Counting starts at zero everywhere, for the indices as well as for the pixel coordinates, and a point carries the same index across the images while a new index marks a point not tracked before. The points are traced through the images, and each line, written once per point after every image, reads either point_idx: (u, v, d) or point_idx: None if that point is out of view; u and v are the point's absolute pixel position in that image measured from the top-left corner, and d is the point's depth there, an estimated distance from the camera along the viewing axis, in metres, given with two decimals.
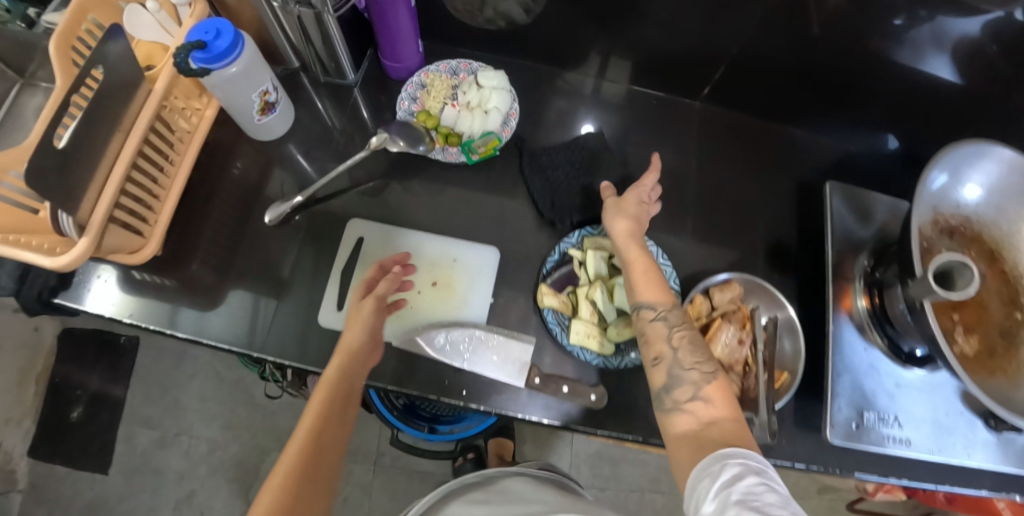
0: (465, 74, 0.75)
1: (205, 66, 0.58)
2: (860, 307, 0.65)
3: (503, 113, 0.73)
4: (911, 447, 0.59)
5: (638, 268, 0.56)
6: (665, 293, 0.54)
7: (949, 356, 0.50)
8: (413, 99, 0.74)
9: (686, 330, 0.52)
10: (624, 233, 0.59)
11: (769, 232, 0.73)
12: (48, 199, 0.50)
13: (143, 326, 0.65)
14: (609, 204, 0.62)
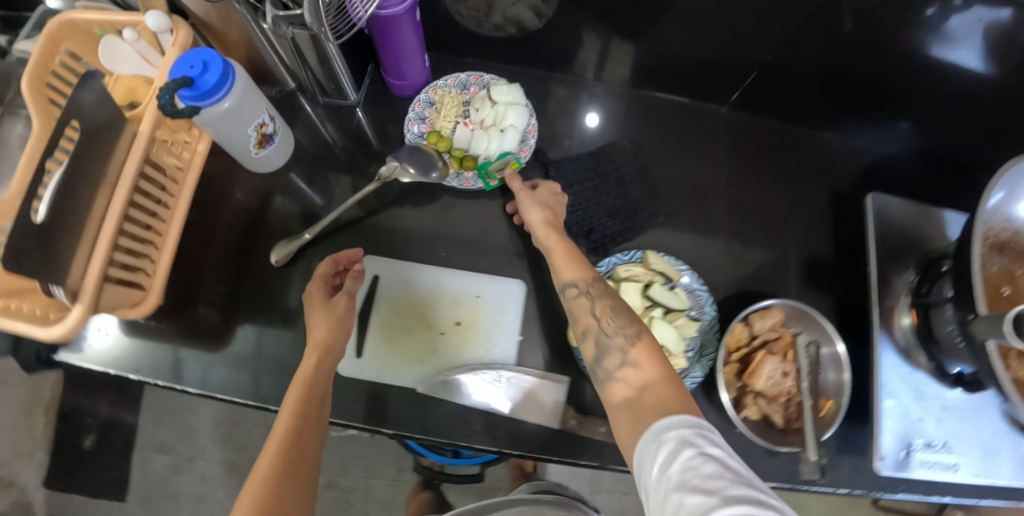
0: (476, 88, 0.70)
1: (193, 105, 0.52)
2: (905, 324, 0.63)
3: (521, 131, 0.67)
4: (962, 472, 0.59)
5: (555, 249, 0.56)
6: (582, 266, 0.54)
7: (1006, 388, 0.49)
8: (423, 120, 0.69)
9: (608, 299, 0.50)
10: (542, 220, 0.59)
11: (804, 247, 0.70)
12: (36, 276, 0.46)
13: (151, 382, 0.61)
14: (523, 193, 0.62)
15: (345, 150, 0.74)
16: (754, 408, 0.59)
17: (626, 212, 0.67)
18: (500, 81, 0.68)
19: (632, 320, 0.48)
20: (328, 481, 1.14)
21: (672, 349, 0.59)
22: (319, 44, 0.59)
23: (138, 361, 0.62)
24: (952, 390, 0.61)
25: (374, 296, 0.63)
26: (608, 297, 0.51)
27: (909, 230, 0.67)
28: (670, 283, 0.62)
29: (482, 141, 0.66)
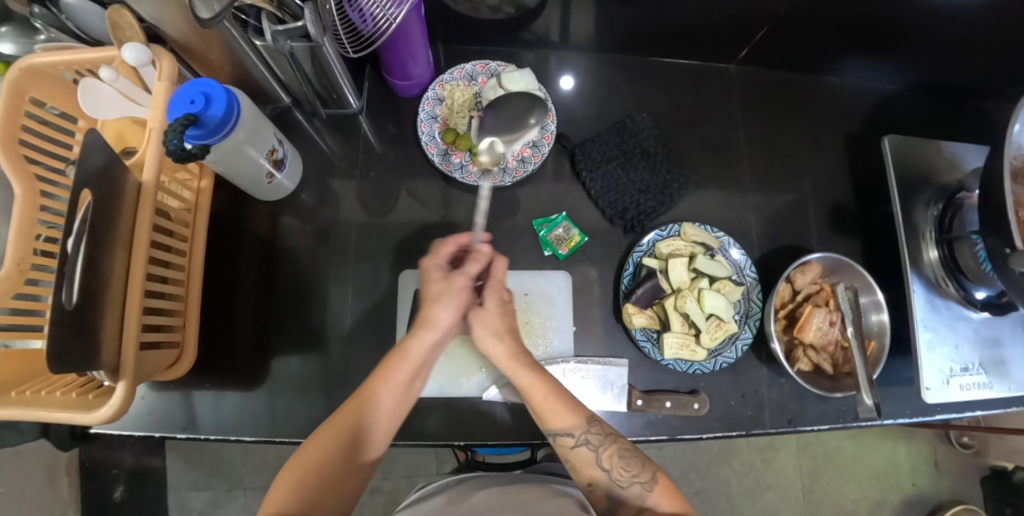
0: (484, 77, 0.69)
1: (201, 144, 0.47)
2: (931, 258, 0.66)
3: (539, 116, 0.65)
4: (996, 388, 0.63)
5: (535, 393, 0.53)
6: (571, 413, 0.53)
7: None
8: (438, 118, 0.67)
9: (612, 446, 0.52)
10: (504, 356, 0.56)
11: (827, 195, 0.71)
12: (77, 365, 0.42)
13: (199, 438, 0.61)
14: (473, 318, 0.57)
15: (352, 163, 0.70)
16: (807, 360, 0.61)
17: (655, 186, 0.67)
18: (509, 69, 0.67)
19: (643, 465, 0.51)
20: (372, 487, 1.14)
21: (723, 316, 0.60)
22: (319, 55, 0.53)
23: (181, 419, 0.61)
24: (979, 313, 0.65)
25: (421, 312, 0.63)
26: (608, 440, 0.53)
27: (924, 166, 0.68)
28: (710, 251, 0.63)
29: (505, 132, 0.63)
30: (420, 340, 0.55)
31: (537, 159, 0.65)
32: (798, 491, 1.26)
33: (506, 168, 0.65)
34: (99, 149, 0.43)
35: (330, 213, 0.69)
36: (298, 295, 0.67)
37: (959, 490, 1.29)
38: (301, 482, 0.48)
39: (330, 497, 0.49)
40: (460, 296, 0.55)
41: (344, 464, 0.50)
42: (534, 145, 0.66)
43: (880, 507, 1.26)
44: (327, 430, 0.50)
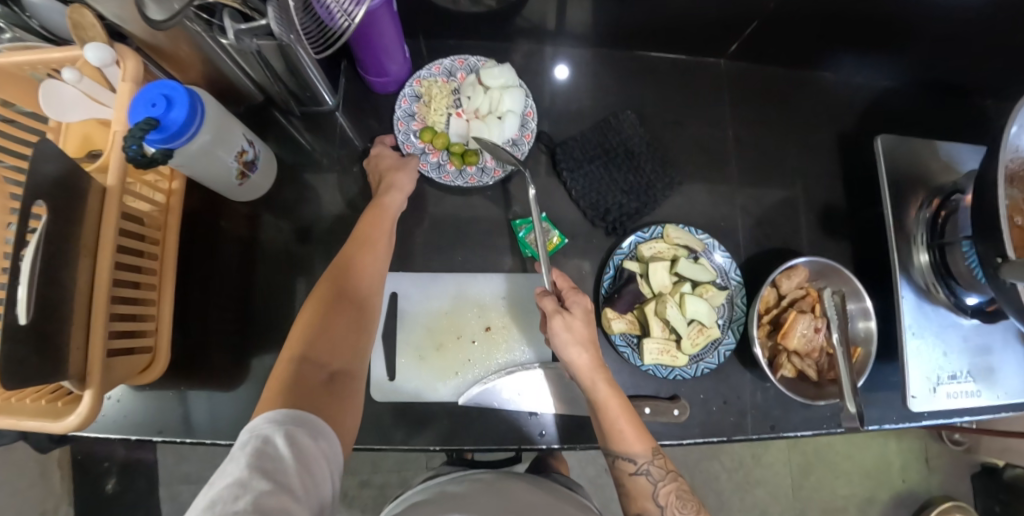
0: (463, 73, 0.66)
1: (164, 148, 0.46)
2: (922, 263, 0.65)
3: (520, 115, 0.64)
4: (984, 396, 0.63)
5: (612, 412, 0.51)
6: (638, 441, 0.51)
7: None
8: (415, 116, 0.65)
9: (673, 483, 0.51)
10: (588, 366, 0.52)
11: (817, 195, 0.69)
12: (36, 378, 0.42)
13: (179, 441, 0.61)
14: (558, 327, 0.53)
15: (331, 161, 0.68)
16: (790, 366, 0.60)
17: (639, 186, 0.65)
18: (488, 64, 0.64)
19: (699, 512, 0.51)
20: (362, 480, 1.14)
21: (706, 321, 0.58)
22: (288, 54, 0.52)
23: (159, 422, 0.61)
24: (970, 319, 0.63)
25: (397, 315, 0.62)
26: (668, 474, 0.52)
27: (917, 167, 0.67)
28: (694, 254, 0.61)
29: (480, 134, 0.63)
30: (391, 204, 0.59)
31: (516, 159, 0.64)
32: (788, 487, 1.26)
33: (483, 168, 0.64)
34: (53, 157, 0.42)
35: (308, 213, 0.67)
36: (275, 296, 0.66)
37: (950, 487, 1.29)
38: (310, 327, 0.50)
39: (342, 344, 0.50)
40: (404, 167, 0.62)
41: (344, 307, 0.52)
42: (513, 143, 0.64)
43: (870, 503, 1.27)
44: (323, 285, 0.53)
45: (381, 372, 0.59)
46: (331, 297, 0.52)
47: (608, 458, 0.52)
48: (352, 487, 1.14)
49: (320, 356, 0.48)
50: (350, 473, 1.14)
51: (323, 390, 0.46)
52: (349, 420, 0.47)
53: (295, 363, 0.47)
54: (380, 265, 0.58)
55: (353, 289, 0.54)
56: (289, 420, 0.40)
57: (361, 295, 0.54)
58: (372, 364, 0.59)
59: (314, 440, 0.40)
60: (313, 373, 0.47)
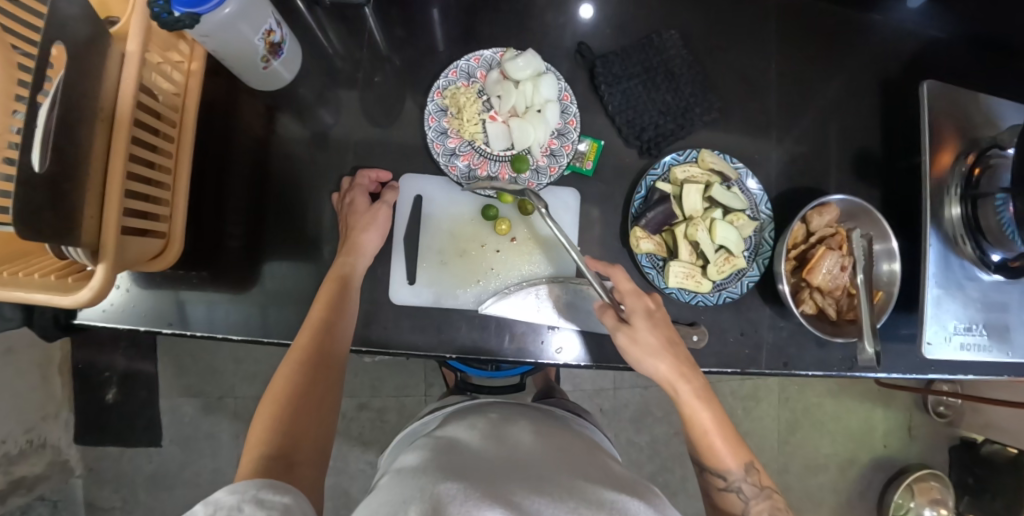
0: (482, 70, 0.62)
1: (190, 12, 0.43)
2: (953, 217, 0.63)
3: (559, 102, 0.61)
4: (995, 352, 0.63)
5: (700, 423, 0.52)
6: (731, 456, 0.51)
7: None
8: (449, 131, 0.61)
9: (764, 502, 0.51)
10: (671, 374, 0.52)
11: (854, 139, 0.67)
12: (45, 241, 0.38)
13: (188, 334, 0.60)
14: (623, 342, 0.53)
15: (355, 64, 0.65)
16: (811, 303, 0.60)
17: (676, 110, 0.63)
18: (509, 55, 0.61)
19: None
20: (361, 403, 1.16)
21: (734, 250, 0.57)
22: None
23: (170, 313, 0.60)
24: (991, 275, 0.63)
25: (421, 222, 0.61)
26: (762, 492, 0.52)
27: (963, 117, 0.64)
28: (727, 182, 0.60)
29: (530, 133, 0.60)
30: (358, 268, 0.57)
31: (569, 150, 0.61)
32: (773, 442, 1.29)
33: (538, 169, 0.62)
34: (85, 19, 0.39)
35: (328, 113, 0.64)
36: (292, 198, 0.63)
37: (927, 455, 1.34)
38: (274, 413, 0.48)
39: (306, 428, 0.48)
40: (378, 232, 0.58)
41: (310, 389, 0.50)
42: (560, 135, 0.61)
43: (850, 464, 1.31)
44: (287, 363, 0.51)
45: (401, 276, 0.59)
46: (296, 378, 0.50)
47: (699, 470, 0.54)
48: (351, 408, 1.16)
49: (284, 440, 0.45)
50: (350, 393, 1.16)
51: (286, 475, 0.42)
52: (315, 494, 0.44)
53: (257, 451, 0.44)
54: (347, 331, 0.54)
55: (316, 366, 0.51)
56: (253, 486, 0.37)
57: (326, 363, 0.51)
58: (394, 267, 0.59)
59: (278, 495, 0.37)
60: (275, 456, 0.43)
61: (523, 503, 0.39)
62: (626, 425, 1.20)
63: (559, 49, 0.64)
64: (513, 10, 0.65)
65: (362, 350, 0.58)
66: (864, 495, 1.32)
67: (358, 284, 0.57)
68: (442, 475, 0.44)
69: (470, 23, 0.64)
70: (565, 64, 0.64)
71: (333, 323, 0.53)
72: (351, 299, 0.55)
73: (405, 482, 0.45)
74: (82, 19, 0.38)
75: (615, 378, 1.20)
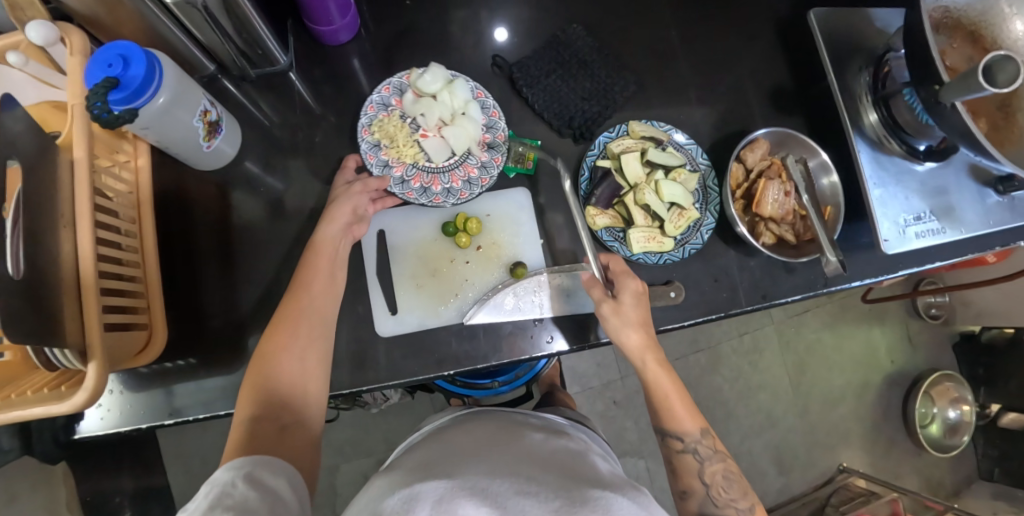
0: (395, 98, 0.66)
1: (129, 108, 0.45)
2: (872, 122, 0.68)
3: (476, 99, 0.65)
4: (948, 233, 0.67)
5: (662, 389, 0.56)
6: (691, 420, 0.56)
7: (985, 144, 0.55)
8: (390, 163, 0.64)
9: (718, 464, 0.55)
10: (640, 348, 0.55)
11: (766, 79, 0.72)
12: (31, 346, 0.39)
13: (191, 419, 0.60)
14: (604, 313, 0.55)
15: (292, 126, 0.67)
16: (769, 233, 0.63)
17: (597, 95, 0.67)
18: (413, 75, 0.65)
19: (744, 494, 0.54)
20: (380, 459, 1.15)
21: (684, 204, 0.61)
22: (234, 7, 0.51)
23: (167, 405, 0.60)
24: (924, 164, 0.68)
25: (388, 254, 0.63)
26: (716, 454, 0.56)
27: (854, 35, 0.70)
28: (661, 145, 0.64)
29: (465, 135, 0.63)
30: (331, 236, 0.57)
31: (502, 137, 0.65)
32: (788, 389, 1.31)
33: (483, 166, 0.65)
34: (30, 133, 0.41)
35: (277, 178, 0.66)
36: (261, 265, 0.65)
37: (935, 360, 1.38)
38: (260, 371, 0.51)
39: (290, 392, 0.51)
40: (349, 215, 0.58)
41: (297, 354, 0.52)
42: (489, 128, 0.65)
43: (865, 389, 1.34)
44: (273, 323, 0.54)
45: (383, 308, 0.61)
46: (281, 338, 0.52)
47: (661, 435, 0.58)
48: (371, 467, 1.14)
49: (269, 402, 0.50)
50: (366, 453, 1.15)
51: (273, 438, 0.47)
52: (307, 458, 0.50)
53: (247, 417, 0.49)
54: (333, 290, 0.56)
55: (298, 327, 0.53)
56: (248, 464, 0.42)
57: (312, 323, 0.54)
58: (374, 302, 0.60)
59: (273, 474, 0.42)
60: (262, 421, 0.48)
61: (509, 505, 0.40)
62: (643, 410, 1.21)
63: (478, 68, 0.69)
64: (428, 42, 0.69)
65: (364, 389, 0.59)
66: (888, 414, 1.34)
67: (340, 250, 0.58)
68: (424, 476, 0.45)
69: (390, 63, 0.68)
70: (487, 78, 0.68)
71: (311, 290, 0.55)
72: (329, 266, 0.56)
73: (388, 480, 0.47)
74: (26, 133, 0.40)
75: (620, 366, 1.22)
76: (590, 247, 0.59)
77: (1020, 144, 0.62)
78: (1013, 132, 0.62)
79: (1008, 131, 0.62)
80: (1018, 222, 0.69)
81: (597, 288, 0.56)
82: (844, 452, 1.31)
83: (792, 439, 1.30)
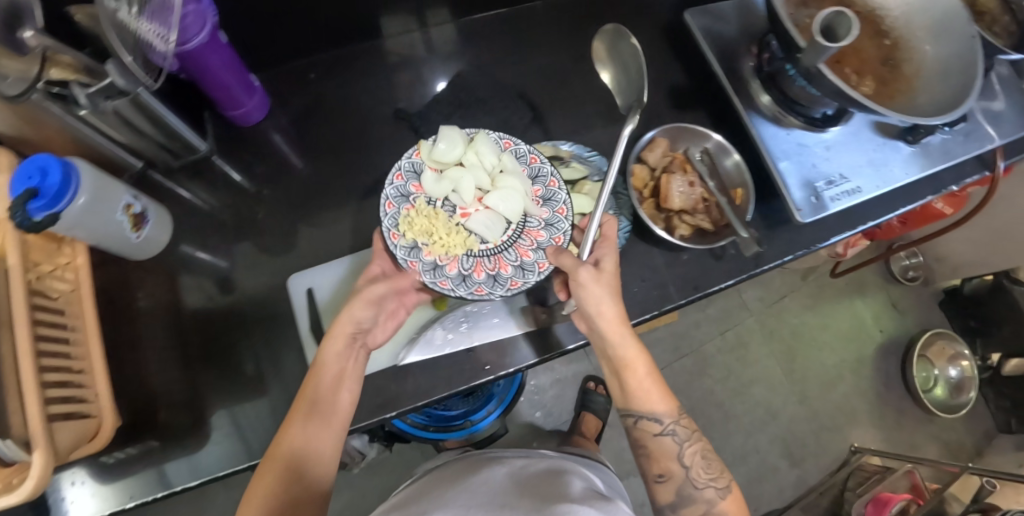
0: (412, 182, 0.61)
1: (50, 213, 0.49)
2: (767, 103, 0.72)
3: (512, 152, 0.64)
4: (862, 192, 0.69)
5: (639, 370, 0.55)
6: (665, 402, 0.56)
7: (862, 99, 0.58)
8: (440, 261, 0.59)
9: (695, 446, 0.57)
10: (614, 323, 0.54)
11: (661, 83, 0.77)
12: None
13: (149, 500, 0.59)
14: (586, 278, 0.54)
15: (224, 204, 0.72)
16: (684, 225, 0.65)
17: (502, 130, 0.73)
18: (426, 150, 0.62)
19: (721, 472, 0.57)
20: None
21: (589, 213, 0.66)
22: (146, 107, 0.56)
23: (121, 493, 0.59)
24: (825, 132, 0.71)
25: (321, 309, 0.66)
26: (693, 438, 0.57)
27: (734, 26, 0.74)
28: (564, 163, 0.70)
29: (513, 195, 0.61)
30: (331, 350, 0.55)
31: (555, 184, 0.64)
32: (782, 376, 1.29)
33: (547, 223, 0.62)
34: None
35: (215, 256, 0.70)
36: (206, 338, 0.67)
37: (923, 321, 1.37)
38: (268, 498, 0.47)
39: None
40: (353, 324, 0.57)
41: (299, 474, 0.49)
42: (536, 177, 0.64)
43: (861, 363, 1.31)
44: (284, 434, 0.51)
45: None
46: (290, 450, 0.50)
47: (624, 415, 0.57)
48: None
49: None
50: None
51: None
52: None
53: None
54: (341, 401, 0.54)
55: (308, 443, 0.51)
56: None
57: (322, 433, 0.52)
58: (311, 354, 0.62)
59: None
60: None
61: None
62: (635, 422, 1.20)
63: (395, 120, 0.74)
64: (339, 109, 0.75)
65: None
66: (890, 385, 1.31)
67: (348, 364, 0.56)
68: None
69: (309, 133, 0.74)
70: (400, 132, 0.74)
71: (320, 402, 0.52)
72: (337, 378, 0.55)
73: None
74: None
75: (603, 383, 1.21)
76: (586, 236, 0.56)
77: (908, 93, 0.67)
78: (902, 84, 0.68)
79: (897, 83, 0.68)
80: (932, 168, 0.73)
81: (570, 262, 0.56)
82: (854, 432, 1.27)
83: (797, 427, 1.26)
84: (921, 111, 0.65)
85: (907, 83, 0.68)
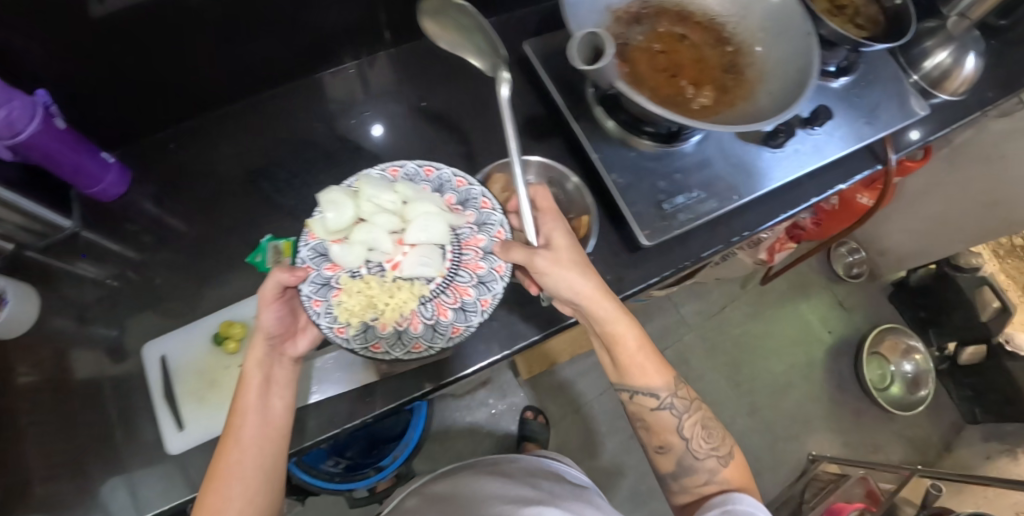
0: (322, 264, 0.53)
1: None
2: (614, 127, 0.68)
3: (404, 181, 0.58)
4: (716, 204, 0.67)
5: (629, 345, 0.53)
6: (659, 375, 0.55)
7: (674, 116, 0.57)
8: (400, 326, 0.53)
9: (695, 416, 0.56)
10: (595, 294, 0.51)
11: (519, 114, 0.77)
12: None
13: None
14: (543, 263, 0.50)
15: None
16: None
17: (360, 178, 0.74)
18: (318, 229, 0.54)
19: (722, 440, 0.57)
20: None
21: None
22: None
23: None
24: (676, 147, 0.69)
25: (169, 375, 0.63)
26: (691, 406, 0.56)
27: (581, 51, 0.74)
28: None
29: (431, 219, 0.54)
30: (255, 363, 0.50)
31: (463, 182, 0.59)
32: (728, 389, 1.26)
33: (479, 225, 0.57)
34: None
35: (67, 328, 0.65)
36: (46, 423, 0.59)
37: (872, 317, 1.34)
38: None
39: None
40: (278, 326, 0.51)
41: (251, 485, 0.46)
42: (441, 188, 0.58)
43: (810, 367, 1.28)
44: (224, 452, 0.47)
45: (169, 424, 0.61)
46: (233, 469, 0.46)
47: (625, 391, 0.56)
48: None
49: None
50: None
51: None
52: None
53: None
54: (286, 412, 0.50)
55: (259, 459, 0.47)
56: None
57: (270, 447, 0.48)
58: (159, 420, 0.60)
59: None
60: None
61: None
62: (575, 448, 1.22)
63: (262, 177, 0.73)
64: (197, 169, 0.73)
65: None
66: (844, 388, 1.27)
67: (283, 370, 0.51)
68: None
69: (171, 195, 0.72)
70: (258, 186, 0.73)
71: (266, 413, 0.48)
72: (279, 388, 0.50)
73: None
74: None
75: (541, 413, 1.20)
76: (526, 220, 0.53)
77: (749, 98, 0.65)
78: (738, 89, 0.67)
79: (735, 89, 0.67)
80: (803, 169, 0.71)
81: (518, 253, 0.51)
82: (809, 439, 1.23)
83: (750, 440, 1.22)
84: (765, 113, 0.62)
85: (745, 88, 0.67)
